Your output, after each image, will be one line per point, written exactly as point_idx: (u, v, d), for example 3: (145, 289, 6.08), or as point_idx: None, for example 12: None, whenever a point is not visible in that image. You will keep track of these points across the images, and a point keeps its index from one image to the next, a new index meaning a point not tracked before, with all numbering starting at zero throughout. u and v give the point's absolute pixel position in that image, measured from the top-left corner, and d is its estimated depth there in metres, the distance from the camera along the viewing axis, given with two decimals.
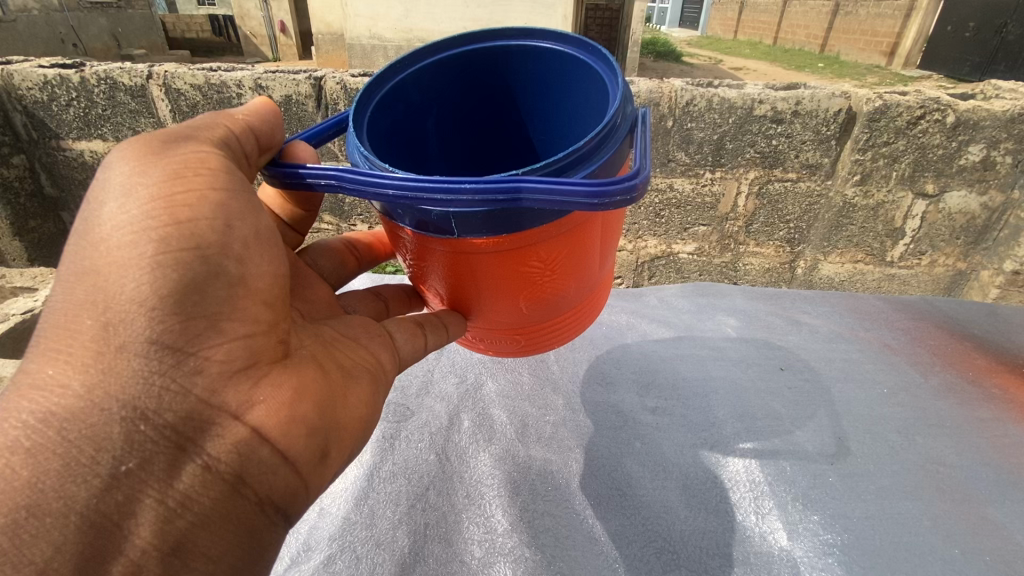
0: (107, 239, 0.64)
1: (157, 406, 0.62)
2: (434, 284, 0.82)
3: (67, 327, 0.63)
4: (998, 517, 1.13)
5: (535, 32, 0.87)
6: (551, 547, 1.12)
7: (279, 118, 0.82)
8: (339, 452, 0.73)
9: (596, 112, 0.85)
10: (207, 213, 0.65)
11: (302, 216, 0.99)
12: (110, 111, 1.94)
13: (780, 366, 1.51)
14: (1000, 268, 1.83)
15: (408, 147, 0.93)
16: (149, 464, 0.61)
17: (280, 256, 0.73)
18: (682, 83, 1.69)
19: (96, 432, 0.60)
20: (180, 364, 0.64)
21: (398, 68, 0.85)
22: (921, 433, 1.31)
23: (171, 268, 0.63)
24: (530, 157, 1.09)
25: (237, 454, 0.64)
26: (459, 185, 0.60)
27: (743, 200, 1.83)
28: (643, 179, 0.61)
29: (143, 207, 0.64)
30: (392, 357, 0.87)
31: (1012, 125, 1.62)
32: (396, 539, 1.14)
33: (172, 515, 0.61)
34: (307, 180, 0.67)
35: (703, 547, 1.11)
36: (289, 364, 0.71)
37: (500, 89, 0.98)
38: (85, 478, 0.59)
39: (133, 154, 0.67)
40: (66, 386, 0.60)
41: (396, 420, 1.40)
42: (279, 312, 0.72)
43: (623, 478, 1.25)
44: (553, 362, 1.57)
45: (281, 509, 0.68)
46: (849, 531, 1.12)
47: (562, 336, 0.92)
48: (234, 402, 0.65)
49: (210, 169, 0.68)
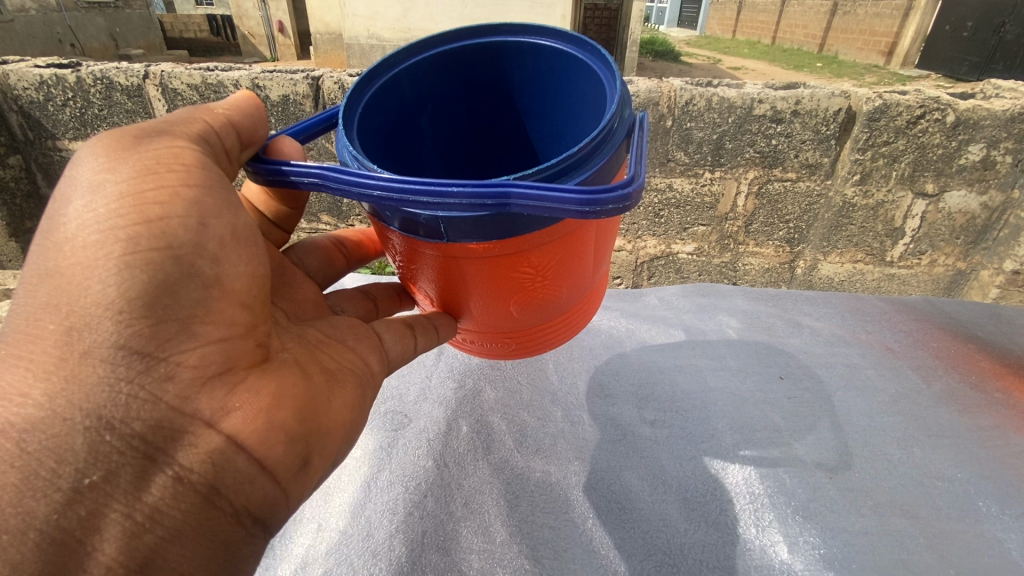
0: (73, 239, 0.62)
1: (124, 414, 0.60)
2: (425, 286, 0.81)
3: (30, 331, 0.61)
4: (997, 536, 1.10)
5: (534, 29, 0.85)
6: (551, 560, 1.11)
7: (261, 112, 0.79)
8: (322, 459, 0.71)
9: (594, 113, 0.83)
10: (181, 211, 0.64)
11: (288, 213, 0.96)
12: (106, 111, 1.91)
13: (780, 374, 1.48)
14: (1000, 268, 1.82)
15: (401, 143, 0.92)
16: (114, 477, 0.59)
17: (260, 256, 0.71)
18: (682, 82, 1.67)
19: (58, 443, 0.58)
20: (149, 370, 0.62)
21: (391, 63, 0.83)
22: (922, 444, 1.28)
23: (141, 269, 0.61)
24: (528, 156, 1.07)
25: (211, 464, 0.62)
26: (447, 187, 0.58)
27: (743, 200, 1.81)
28: (637, 186, 0.58)
29: (111, 205, 0.62)
30: (381, 360, 0.86)
31: (1012, 125, 1.61)
32: (393, 548, 1.11)
33: (139, 530, 0.58)
34: (290, 177, 0.65)
35: (703, 561, 1.09)
36: (268, 369, 0.69)
37: (497, 86, 0.96)
38: (45, 493, 0.56)
39: (103, 148, 0.65)
40: (26, 396, 0.58)
41: (394, 427, 1.38)
42: (258, 314, 0.70)
43: (622, 491, 1.23)
44: (552, 372, 1.55)
45: (259, 519, 0.66)
46: (852, 547, 1.09)
47: (554, 340, 0.91)
48: (208, 409, 0.63)
49: (184, 165, 0.66)
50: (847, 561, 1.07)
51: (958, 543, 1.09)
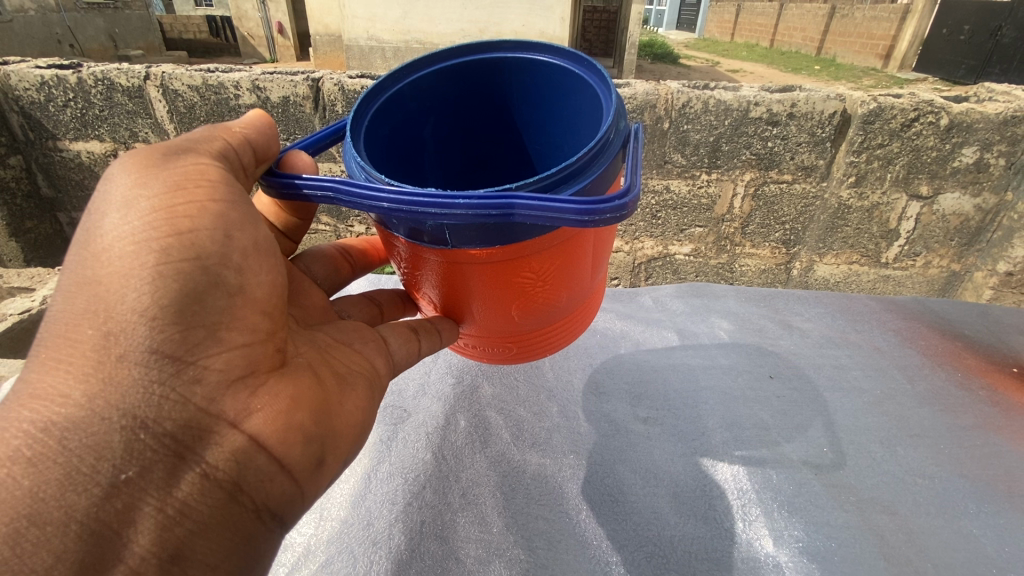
0: (109, 250, 0.65)
1: (157, 414, 0.63)
2: (428, 291, 0.84)
3: (68, 336, 0.64)
4: (974, 532, 1.12)
5: (531, 46, 0.89)
6: (545, 551, 1.13)
7: (273, 129, 0.83)
8: (335, 458, 0.74)
9: (590, 126, 0.86)
10: (207, 224, 0.67)
11: (297, 225, 1.00)
12: (107, 112, 1.95)
13: (770, 374, 1.52)
14: (993, 269, 1.85)
15: (404, 155, 0.95)
16: (149, 472, 0.61)
17: (277, 267, 0.75)
18: (680, 85, 1.72)
19: (96, 441, 0.60)
20: (179, 373, 0.65)
21: (396, 77, 0.86)
22: (904, 443, 1.30)
23: (172, 278, 0.64)
24: (526, 167, 1.11)
25: (234, 462, 0.65)
26: (454, 200, 0.61)
27: (739, 201, 1.85)
28: (632, 196, 0.62)
29: (144, 218, 0.65)
30: (387, 363, 0.88)
31: (1005, 128, 1.64)
32: (392, 537, 1.14)
33: (170, 523, 0.61)
34: (303, 191, 0.68)
35: (693, 552, 1.11)
36: (286, 372, 0.72)
37: (496, 100, 0.99)
38: (85, 487, 0.59)
39: (134, 166, 0.68)
40: (67, 396, 0.61)
41: (394, 421, 1.41)
42: (277, 321, 0.73)
43: (615, 485, 1.25)
44: (548, 369, 1.58)
45: (277, 515, 0.69)
46: (832, 539, 1.11)
47: (553, 345, 0.94)
48: (232, 410, 0.66)
49: (209, 182, 0.70)
50: (829, 553, 1.09)
51: (938, 539, 1.11)
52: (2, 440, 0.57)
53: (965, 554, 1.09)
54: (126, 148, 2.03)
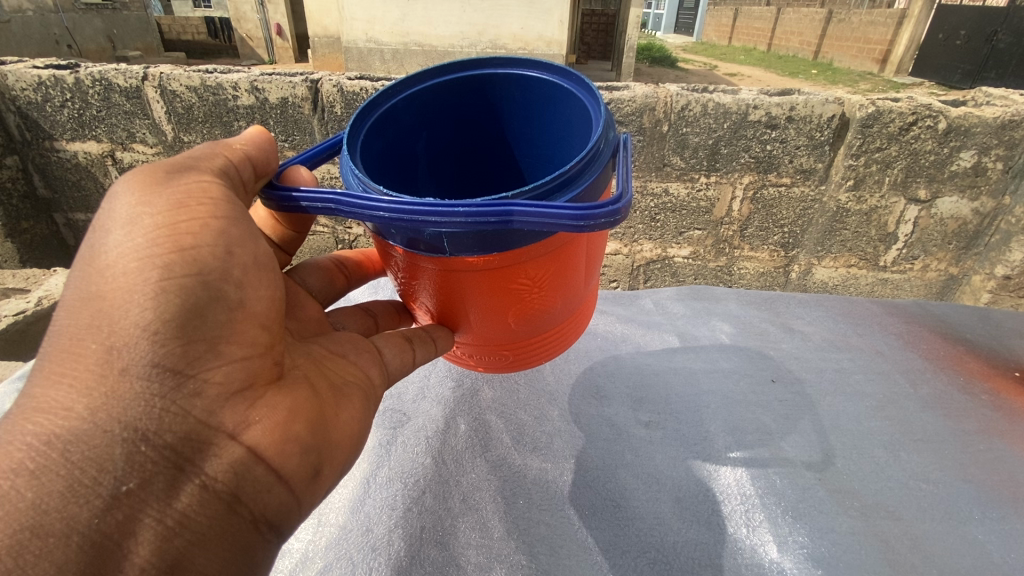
0: (114, 266, 0.64)
1: (158, 427, 0.61)
2: (425, 300, 0.83)
3: (72, 350, 0.62)
4: (978, 538, 1.11)
5: (522, 61, 0.89)
6: (547, 556, 1.12)
7: (273, 145, 0.82)
8: (332, 468, 0.73)
9: (581, 138, 0.86)
10: (209, 240, 0.66)
11: (294, 237, 0.99)
12: (105, 113, 1.94)
13: (772, 378, 1.50)
14: (991, 273, 1.85)
15: (399, 168, 0.94)
16: (149, 484, 0.60)
17: (277, 281, 0.74)
18: (679, 88, 1.72)
19: (99, 453, 0.59)
20: (179, 387, 0.63)
21: (389, 94, 0.85)
22: (906, 448, 1.30)
23: (174, 293, 0.63)
24: (517, 179, 1.10)
25: (233, 474, 0.64)
26: (451, 208, 0.60)
27: (737, 205, 1.85)
28: (625, 203, 0.61)
29: (148, 235, 0.64)
30: (382, 372, 0.86)
31: (1003, 132, 1.64)
32: (392, 543, 1.12)
33: (170, 533, 0.60)
34: (302, 204, 0.67)
35: (696, 558, 1.10)
36: (283, 385, 0.70)
37: (488, 113, 0.99)
38: (87, 498, 0.58)
39: (138, 184, 0.67)
40: (70, 408, 0.60)
41: (393, 426, 1.39)
42: (275, 333, 0.72)
43: (617, 490, 1.24)
44: (547, 374, 1.57)
45: (274, 526, 0.68)
46: (836, 546, 1.10)
47: (548, 353, 0.93)
48: (231, 422, 0.65)
49: (211, 199, 0.69)
50: (834, 560, 1.07)
51: (943, 545, 1.10)
52: (5, 453, 0.56)
53: (970, 561, 1.08)
54: (123, 149, 2.01)
